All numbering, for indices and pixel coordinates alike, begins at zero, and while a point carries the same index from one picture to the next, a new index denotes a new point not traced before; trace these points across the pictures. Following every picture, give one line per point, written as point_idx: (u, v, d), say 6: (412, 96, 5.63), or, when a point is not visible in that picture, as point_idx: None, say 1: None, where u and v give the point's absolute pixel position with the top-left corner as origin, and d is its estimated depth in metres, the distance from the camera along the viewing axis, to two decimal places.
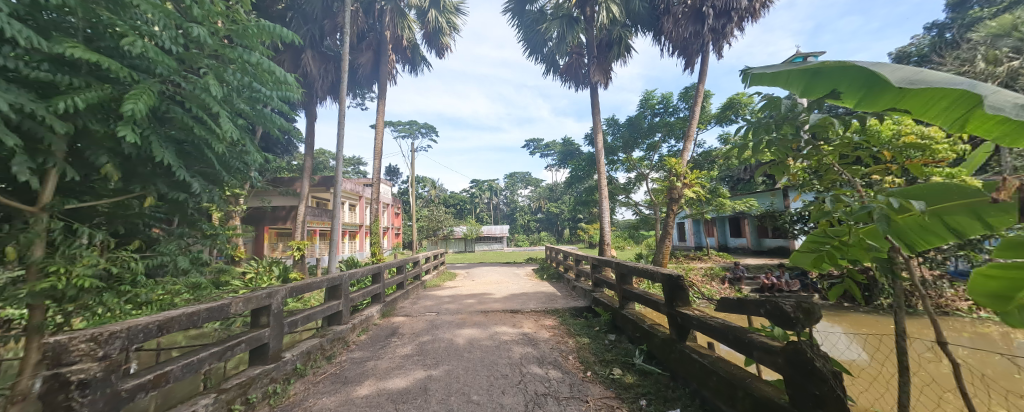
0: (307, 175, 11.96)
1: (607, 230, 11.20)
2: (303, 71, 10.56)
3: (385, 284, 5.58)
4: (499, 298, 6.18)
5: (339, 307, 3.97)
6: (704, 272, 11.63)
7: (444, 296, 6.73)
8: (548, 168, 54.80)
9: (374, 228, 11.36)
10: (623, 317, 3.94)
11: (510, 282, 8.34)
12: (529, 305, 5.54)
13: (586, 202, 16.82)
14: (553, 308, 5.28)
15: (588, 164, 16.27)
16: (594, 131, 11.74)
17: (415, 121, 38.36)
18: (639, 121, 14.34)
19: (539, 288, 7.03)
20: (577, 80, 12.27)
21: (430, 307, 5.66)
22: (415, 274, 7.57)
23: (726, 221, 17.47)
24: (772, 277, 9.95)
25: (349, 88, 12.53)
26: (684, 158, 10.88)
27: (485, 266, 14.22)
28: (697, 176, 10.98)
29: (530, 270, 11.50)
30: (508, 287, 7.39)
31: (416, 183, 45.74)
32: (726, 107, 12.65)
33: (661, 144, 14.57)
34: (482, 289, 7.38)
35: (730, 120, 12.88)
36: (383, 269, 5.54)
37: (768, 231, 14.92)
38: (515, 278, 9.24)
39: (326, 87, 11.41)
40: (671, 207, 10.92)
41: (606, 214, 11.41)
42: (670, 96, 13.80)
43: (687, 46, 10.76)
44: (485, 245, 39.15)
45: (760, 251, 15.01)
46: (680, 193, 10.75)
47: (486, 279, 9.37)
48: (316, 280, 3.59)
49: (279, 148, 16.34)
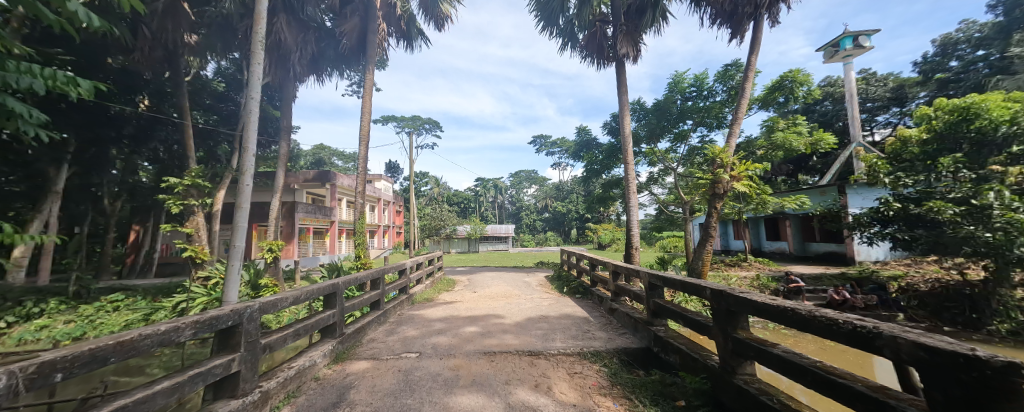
0: (284, 167, 9.65)
1: (636, 230, 9.37)
2: (276, 39, 8.75)
3: (344, 309, 3.84)
4: (510, 325, 4.45)
5: (236, 365, 2.23)
6: (749, 282, 9.82)
7: (434, 319, 4.98)
8: (556, 166, 52.94)
9: (359, 227, 9.67)
10: (745, 400, 2.11)
11: (521, 296, 6.62)
12: (555, 341, 3.79)
13: (603, 199, 15.09)
14: (591, 348, 3.52)
15: (607, 155, 14.34)
16: (621, 115, 9.83)
17: (419, 116, 36.98)
18: (667, 105, 12.43)
19: (561, 308, 5.30)
20: (599, 56, 10.37)
21: (412, 342, 3.92)
22: (399, 288, 5.85)
23: (761, 223, 15.60)
24: (842, 292, 8.15)
25: (333, 65, 10.73)
26: (732, 145, 9.00)
27: (490, 271, 12.53)
28: (747, 166, 9.08)
29: (543, 277, 9.77)
30: (519, 305, 5.66)
31: (418, 180, 44.29)
32: (773, 88, 10.79)
33: (691, 133, 12.89)
34: (485, 308, 5.64)
35: (777, 103, 11.04)
36: (341, 287, 3.79)
37: (815, 234, 13.09)
38: (527, 290, 7.50)
39: (306, 60, 9.63)
40: (714, 205, 9.06)
41: (634, 212, 9.58)
42: (704, 77, 11.95)
43: (735, 11, 8.93)
44: (491, 245, 37.36)
45: (805, 257, 13.24)
46: (726, 188, 8.79)
47: (491, 290, 7.64)
48: (164, 328, 1.80)
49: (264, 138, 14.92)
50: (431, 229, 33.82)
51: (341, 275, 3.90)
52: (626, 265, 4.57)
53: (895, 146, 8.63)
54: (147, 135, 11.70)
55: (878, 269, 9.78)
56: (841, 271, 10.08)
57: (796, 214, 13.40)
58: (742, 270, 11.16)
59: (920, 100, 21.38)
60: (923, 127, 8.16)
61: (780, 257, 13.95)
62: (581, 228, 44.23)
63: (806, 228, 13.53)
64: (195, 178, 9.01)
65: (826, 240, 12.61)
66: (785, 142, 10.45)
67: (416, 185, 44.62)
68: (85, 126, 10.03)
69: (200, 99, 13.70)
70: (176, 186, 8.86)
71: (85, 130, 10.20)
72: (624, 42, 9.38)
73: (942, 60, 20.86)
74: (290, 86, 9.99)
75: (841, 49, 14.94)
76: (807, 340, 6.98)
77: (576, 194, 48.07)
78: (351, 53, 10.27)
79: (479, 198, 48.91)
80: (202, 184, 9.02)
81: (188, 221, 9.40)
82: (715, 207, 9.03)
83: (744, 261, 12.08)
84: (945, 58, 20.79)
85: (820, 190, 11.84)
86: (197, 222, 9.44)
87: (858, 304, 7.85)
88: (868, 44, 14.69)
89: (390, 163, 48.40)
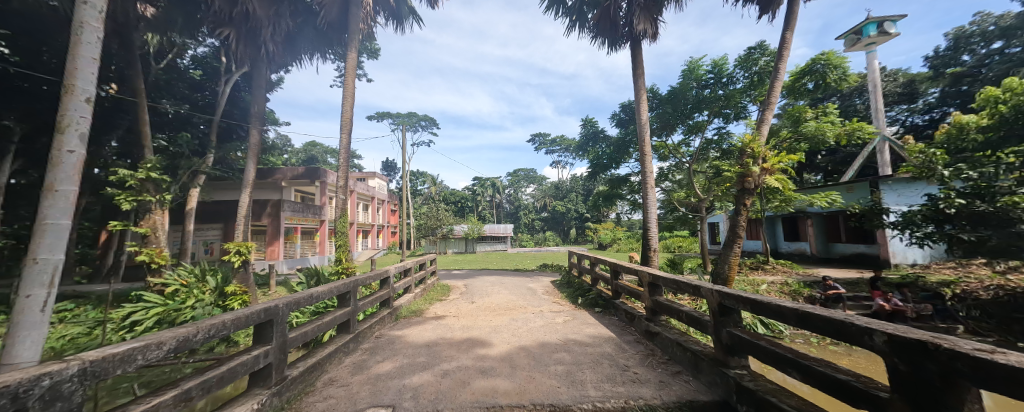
0: (255, 157, 8.59)
1: (654, 230, 8.32)
2: (243, 10, 7.60)
3: (288, 342, 2.70)
4: (517, 357, 3.35)
5: None
6: (779, 288, 8.80)
7: (418, 344, 3.89)
8: (555, 164, 51.95)
9: (341, 226, 8.54)
10: None
11: (528, 309, 5.51)
12: (587, 385, 2.70)
13: (610, 196, 14.10)
14: (641, 401, 2.42)
15: (615, 149, 13.22)
16: (636, 100, 8.76)
17: (414, 113, 35.80)
18: (683, 92, 11.40)
19: (580, 328, 4.21)
20: (611, 37, 9.35)
21: (381, 386, 2.81)
22: (378, 302, 4.73)
23: (779, 222, 14.62)
24: (892, 300, 7.14)
25: (311, 45, 9.58)
26: (764, 132, 7.92)
27: (489, 275, 11.43)
28: (780, 156, 8.02)
29: (549, 283, 8.70)
30: (526, 323, 4.55)
31: (415, 179, 43.15)
32: (802, 73, 9.78)
33: (706, 125, 11.95)
34: (483, 327, 4.53)
35: (803, 90, 10.06)
36: (282, 307, 2.65)
37: (840, 234, 12.11)
38: (533, 300, 6.42)
39: (280, 38, 8.48)
40: (743, 202, 7.91)
41: (652, 209, 8.52)
42: (722, 62, 10.92)
43: None
44: (488, 245, 36.15)
45: (829, 259, 12.28)
46: (757, 183, 7.65)
47: (493, 300, 6.55)
48: None
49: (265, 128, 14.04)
50: (427, 229, 32.43)
51: (283, 296, 2.75)
52: (669, 275, 3.46)
53: (950, 134, 7.59)
54: (109, 126, 10.28)
55: (923, 275, 8.78)
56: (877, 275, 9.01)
57: (818, 212, 12.43)
58: (768, 274, 10.14)
59: (931, 96, 20.59)
60: (986, 114, 7.31)
61: (801, 259, 12.96)
62: (581, 227, 43.42)
63: (830, 227, 12.56)
64: (151, 170, 7.84)
65: (852, 241, 11.63)
66: (817, 132, 9.37)
67: (412, 184, 43.38)
68: (30, 112, 8.82)
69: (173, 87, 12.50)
70: (128, 180, 7.68)
71: (32, 117, 9.00)
72: (641, 18, 8.39)
73: (954, 54, 20.01)
74: (261, 67, 8.84)
75: (865, 36, 13.99)
76: (859, 354, 5.88)
77: (575, 193, 46.98)
78: (334, 30, 9.18)
79: (477, 197, 47.55)
80: (160, 177, 7.89)
81: (143, 221, 8.16)
82: (745, 204, 7.91)
83: (766, 264, 11.10)
84: (958, 52, 20.04)
85: (848, 186, 10.93)
86: (155, 222, 8.24)
87: (910, 314, 6.86)
88: (893, 30, 13.71)
89: (386, 162, 47.17)
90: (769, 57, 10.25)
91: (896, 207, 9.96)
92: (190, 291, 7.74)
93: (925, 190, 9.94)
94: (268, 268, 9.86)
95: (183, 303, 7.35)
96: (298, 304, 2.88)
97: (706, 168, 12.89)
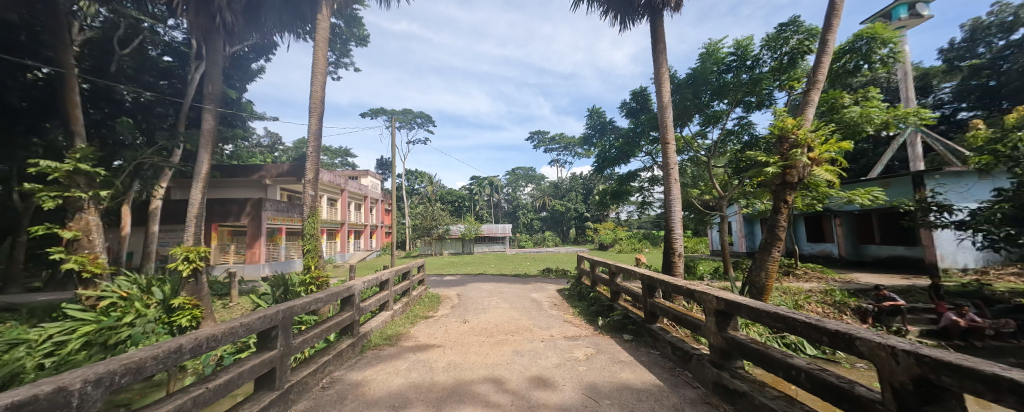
0: (206, 147, 7.35)
1: (679, 232, 7.11)
2: None
3: None
4: None
5: None
6: (820, 298, 7.62)
7: (377, 402, 2.64)
8: (555, 162, 50.76)
9: (311, 227, 7.26)
10: None
11: (533, 334, 4.28)
12: None
13: (619, 192, 12.89)
14: None
15: (626, 141, 11.93)
16: (656, 81, 7.55)
17: (410, 109, 34.47)
18: (703, 77, 10.18)
19: (609, 373, 2.99)
20: (624, 11, 8.17)
21: None
22: (332, 332, 3.45)
23: (802, 221, 13.48)
24: (965, 313, 5.91)
25: (279, 18, 8.30)
26: (808, 117, 6.74)
27: (486, 282, 10.19)
28: (827, 144, 6.76)
29: (556, 293, 7.49)
30: (534, 362, 3.32)
31: (410, 178, 41.88)
32: (842, 52, 8.62)
33: (726, 114, 10.80)
34: (475, 366, 3.29)
35: (842, 73, 8.88)
36: (77, 390, 1.32)
37: (874, 235, 10.97)
38: (540, 318, 5.19)
39: (240, 6, 7.22)
40: (784, 198, 6.77)
41: (675, 207, 7.28)
42: (747, 43, 9.72)
43: None
44: (486, 246, 34.82)
45: (862, 263, 11.14)
46: (802, 176, 6.43)
47: (490, 318, 5.33)
48: None
49: (239, 120, 12.88)
50: (422, 229, 31.19)
51: (94, 363, 1.44)
52: (756, 304, 2.27)
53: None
54: (49, 109, 9.13)
55: (986, 282, 7.63)
56: (931, 283, 7.88)
57: (849, 211, 11.28)
58: (803, 282, 8.99)
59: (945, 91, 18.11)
60: None
61: (828, 263, 11.82)
62: (581, 227, 42.53)
63: (861, 227, 11.42)
64: (80, 161, 6.56)
65: (889, 242, 10.48)
66: (860, 119, 8.16)
67: (409, 183, 42.17)
68: None
69: (140, 75, 11.32)
70: (51, 173, 6.41)
71: None
72: None
73: (969, 46, 17.52)
74: (217, 40, 7.62)
75: (895, 19, 12.89)
76: None
77: (575, 192, 45.74)
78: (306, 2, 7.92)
79: (475, 197, 46.25)
80: (92, 170, 6.60)
81: (73, 220, 6.89)
82: (786, 201, 6.77)
83: (796, 268, 9.96)
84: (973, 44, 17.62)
85: (885, 181, 9.82)
86: (87, 222, 6.96)
87: (990, 331, 5.67)
88: (926, 12, 12.53)
89: (381, 160, 45.79)
90: (803, 35, 9.04)
91: (960, 198, 8.91)
92: (129, 305, 6.46)
93: (983, 186, 8.85)
94: (231, 276, 8.58)
95: (117, 320, 6.03)
96: (139, 371, 1.58)
97: (724, 162, 11.72)
